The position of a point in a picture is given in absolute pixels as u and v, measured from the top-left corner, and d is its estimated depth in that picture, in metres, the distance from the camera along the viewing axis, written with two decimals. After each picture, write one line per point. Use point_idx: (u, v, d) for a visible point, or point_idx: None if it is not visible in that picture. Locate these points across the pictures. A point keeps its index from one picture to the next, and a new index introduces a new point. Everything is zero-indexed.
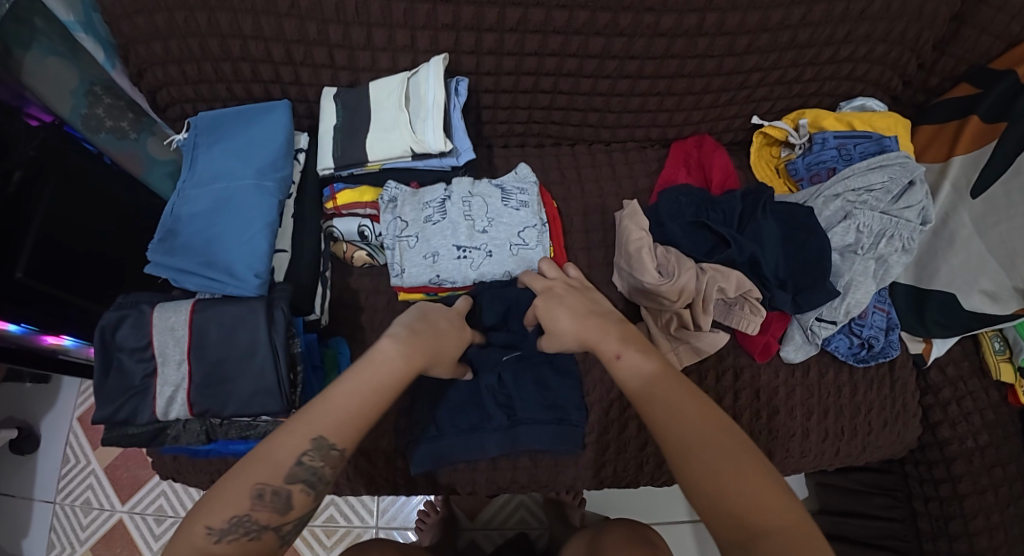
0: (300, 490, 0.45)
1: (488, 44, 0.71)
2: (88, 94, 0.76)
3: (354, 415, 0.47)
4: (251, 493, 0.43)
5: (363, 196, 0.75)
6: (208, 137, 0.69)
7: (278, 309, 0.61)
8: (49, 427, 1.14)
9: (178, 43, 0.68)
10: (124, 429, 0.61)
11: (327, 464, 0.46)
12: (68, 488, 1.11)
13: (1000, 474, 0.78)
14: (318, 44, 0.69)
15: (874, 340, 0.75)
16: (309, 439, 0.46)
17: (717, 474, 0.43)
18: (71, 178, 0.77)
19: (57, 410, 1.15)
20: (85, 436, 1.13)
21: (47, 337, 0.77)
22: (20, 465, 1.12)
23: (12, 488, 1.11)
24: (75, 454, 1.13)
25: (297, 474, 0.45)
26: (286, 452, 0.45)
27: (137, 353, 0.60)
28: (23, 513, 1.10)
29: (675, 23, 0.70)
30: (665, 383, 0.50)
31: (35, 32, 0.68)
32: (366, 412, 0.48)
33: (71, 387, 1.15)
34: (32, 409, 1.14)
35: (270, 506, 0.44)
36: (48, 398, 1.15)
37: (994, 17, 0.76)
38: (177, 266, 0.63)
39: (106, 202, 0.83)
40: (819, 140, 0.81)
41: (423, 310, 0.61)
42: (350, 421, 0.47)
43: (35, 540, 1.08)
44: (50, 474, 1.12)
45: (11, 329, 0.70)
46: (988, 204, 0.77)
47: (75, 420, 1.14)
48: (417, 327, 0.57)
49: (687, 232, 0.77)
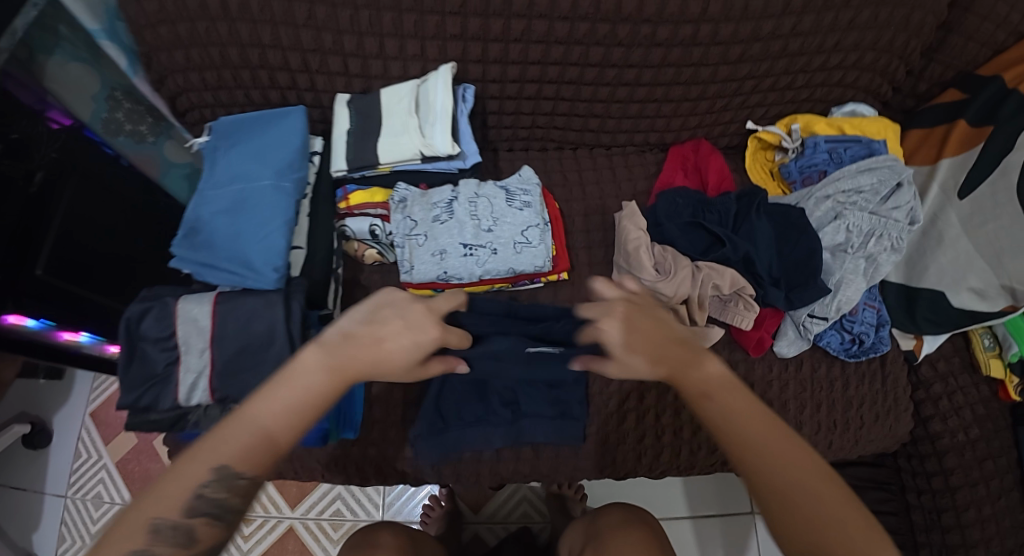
0: (204, 522, 0.44)
1: (494, 53, 0.75)
2: (109, 99, 0.84)
3: (263, 439, 0.45)
4: (146, 528, 0.42)
5: (374, 197, 0.79)
6: (227, 140, 0.73)
7: (295, 301, 0.64)
8: (61, 423, 1.18)
9: (199, 52, 0.72)
10: (147, 415, 0.64)
11: (234, 493, 0.44)
12: (80, 483, 1.14)
13: (991, 467, 0.81)
14: (334, 54, 0.73)
15: (864, 336, 0.77)
16: (211, 468, 0.44)
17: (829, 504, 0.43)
18: (90, 179, 0.81)
19: (69, 406, 1.19)
20: (97, 432, 1.17)
21: (62, 333, 0.81)
22: (33, 460, 1.16)
23: (24, 483, 1.15)
24: (87, 449, 1.16)
25: (198, 507, 0.44)
26: (187, 482, 0.43)
27: (161, 343, 0.64)
28: (35, 506, 1.14)
29: (671, 33, 0.74)
30: (757, 418, 0.47)
31: (60, 40, 0.74)
32: (281, 434, 0.45)
33: (84, 383, 1.20)
34: (45, 406, 1.18)
35: (172, 541, 0.43)
36: (61, 395, 1.19)
37: (980, 25, 0.80)
38: (200, 261, 0.67)
39: (122, 202, 0.86)
40: (811, 144, 0.85)
41: (374, 310, 0.52)
42: (260, 446, 0.45)
43: (45, 534, 1.12)
44: (62, 469, 1.16)
45: (29, 324, 0.73)
46: (975, 204, 0.79)
47: (88, 416, 1.18)
48: (358, 334, 0.50)
49: (684, 232, 0.80)
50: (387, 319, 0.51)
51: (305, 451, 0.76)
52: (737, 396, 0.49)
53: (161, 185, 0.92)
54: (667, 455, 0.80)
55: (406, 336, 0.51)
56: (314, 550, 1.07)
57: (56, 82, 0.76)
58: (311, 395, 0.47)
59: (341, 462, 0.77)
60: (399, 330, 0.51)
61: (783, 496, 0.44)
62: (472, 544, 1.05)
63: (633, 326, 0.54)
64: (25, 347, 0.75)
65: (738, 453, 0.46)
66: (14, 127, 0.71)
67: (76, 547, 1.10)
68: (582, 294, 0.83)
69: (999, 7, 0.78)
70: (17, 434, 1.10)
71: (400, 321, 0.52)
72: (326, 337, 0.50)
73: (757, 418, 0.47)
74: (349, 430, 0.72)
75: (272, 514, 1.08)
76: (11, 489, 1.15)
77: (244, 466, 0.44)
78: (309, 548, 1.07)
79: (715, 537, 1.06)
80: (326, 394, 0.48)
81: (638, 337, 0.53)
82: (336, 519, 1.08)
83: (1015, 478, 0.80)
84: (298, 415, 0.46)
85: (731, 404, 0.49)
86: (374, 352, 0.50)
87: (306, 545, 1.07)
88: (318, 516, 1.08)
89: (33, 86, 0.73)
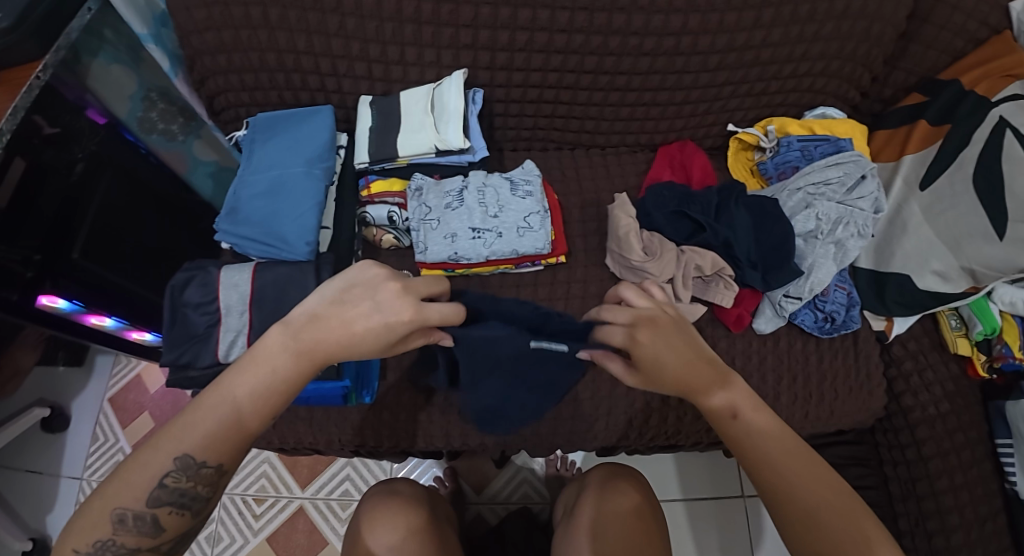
0: (168, 511, 0.50)
1: (500, 61, 0.85)
2: (145, 99, 0.94)
3: (215, 435, 0.49)
4: (112, 517, 0.48)
5: (393, 186, 0.90)
6: (264, 135, 0.85)
7: (323, 270, 0.77)
8: (79, 408, 1.26)
9: (240, 57, 0.83)
10: (186, 372, 0.75)
11: (198, 483, 0.50)
12: (94, 466, 1.22)
13: (961, 438, 0.87)
14: (360, 60, 0.84)
15: (835, 314, 0.87)
16: (173, 460, 0.48)
17: (792, 470, 0.50)
18: (123, 175, 0.92)
19: (88, 393, 1.27)
20: (114, 416, 1.25)
21: (89, 317, 0.89)
22: (50, 444, 1.24)
23: (41, 466, 1.22)
24: (104, 433, 1.24)
25: (162, 497, 0.49)
26: (153, 471, 0.48)
27: (201, 307, 0.75)
28: (51, 488, 1.20)
29: (655, 44, 0.83)
30: (777, 438, 0.51)
31: (104, 42, 0.83)
32: (244, 424, 0.50)
33: (103, 370, 1.28)
34: (64, 393, 1.26)
35: (135, 530, 0.49)
36: (81, 381, 1.28)
37: (938, 35, 0.89)
38: (240, 235, 0.80)
39: (152, 196, 0.98)
40: (784, 143, 0.94)
41: (343, 290, 0.52)
42: (216, 443, 0.49)
43: (59, 514, 1.18)
44: (78, 453, 1.23)
45: (61, 305, 0.82)
46: (935, 195, 0.87)
47: (105, 401, 1.27)
48: (324, 315, 0.51)
49: (670, 220, 0.89)
50: (355, 299, 0.52)
51: (329, 413, 0.85)
52: (759, 412, 0.53)
53: (188, 181, 1.04)
54: (655, 420, 0.87)
55: (375, 317, 0.51)
56: (321, 528, 1.13)
57: (97, 82, 0.85)
58: (265, 393, 0.50)
59: (358, 425, 0.85)
60: (368, 312, 0.51)
61: (800, 504, 0.49)
62: (475, 523, 1.11)
63: (666, 342, 0.56)
64: (55, 325, 0.83)
65: (755, 457, 0.51)
66: (60, 121, 0.80)
67: None
68: (578, 275, 0.92)
69: (954, 17, 0.88)
70: (36, 417, 1.18)
71: (371, 301, 0.52)
72: (292, 317, 0.52)
73: (776, 434, 0.52)
74: (367, 394, 0.82)
75: (283, 494, 1.14)
76: (27, 472, 1.22)
77: (203, 459, 0.49)
78: (317, 526, 1.13)
79: (706, 518, 1.12)
80: (284, 384, 0.50)
81: (668, 356, 0.55)
82: (345, 499, 1.14)
83: (986, 449, 0.87)
84: (252, 415, 0.50)
85: (758, 425, 0.52)
86: (339, 337, 0.51)
87: (314, 523, 1.13)
88: (326, 496, 1.15)
89: (77, 86, 0.80)
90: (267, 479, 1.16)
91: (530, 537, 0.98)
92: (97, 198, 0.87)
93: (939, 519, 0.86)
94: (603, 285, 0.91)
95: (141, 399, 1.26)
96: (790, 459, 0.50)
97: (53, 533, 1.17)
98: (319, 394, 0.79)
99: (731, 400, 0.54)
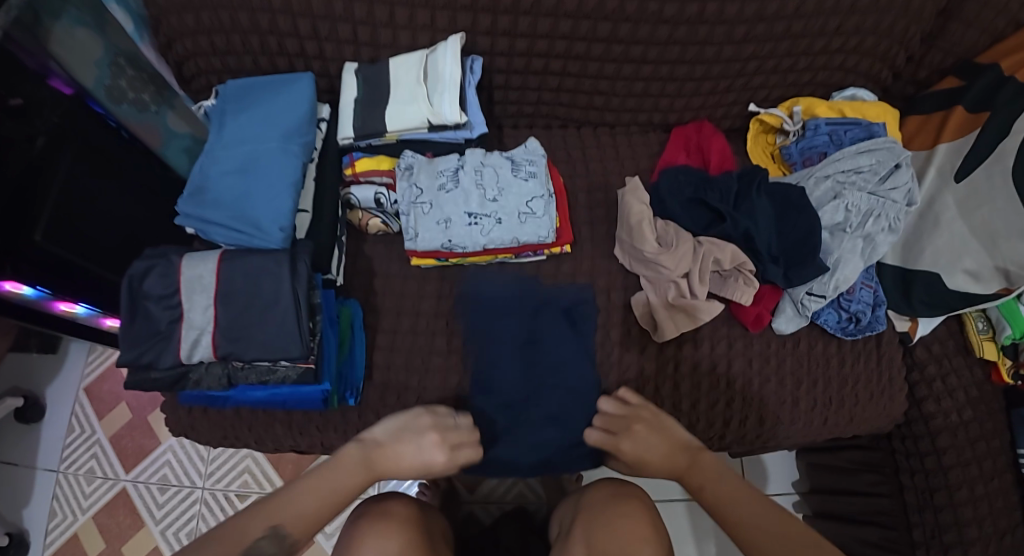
0: None
1: (503, 25, 0.76)
2: (112, 66, 0.79)
3: (311, 510, 0.55)
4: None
5: (380, 164, 0.83)
6: (236, 105, 0.77)
7: (301, 263, 0.68)
8: (54, 396, 1.17)
9: (209, 16, 0.72)
10: (148, 373, 0.68)
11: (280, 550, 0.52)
12: (72, 457, 1.14)
13: (983, 448, 0.82)
14: (343, 21, 0.74)
15: (861, 314, 0.80)
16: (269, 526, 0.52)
17: (726, 497, 0.61)
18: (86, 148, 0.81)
19: (61, 380, 1.18)
20: (91, 406, 1.16)
21: (58, 304, 0.81)
22: (23, 434, 1.15)
23: (13, 458, 1.14)
24: (80, 424, 1.15)
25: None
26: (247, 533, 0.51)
27: (164, 301, 0.68)
28: (27, 481, 1.12)
29: (678, 11, 0.74)
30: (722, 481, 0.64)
31: (66, 3, 0.70)
32: (330, 509, 0.57)
33: (78, 356, 1.19)
34: (37, 381, 1.17)
35: None
36: (56, 367, 1.18)
37: (983, 10, 0.80)
38: (207, 219, 0.73)
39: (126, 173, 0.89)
40: (811, 126, 0.86)
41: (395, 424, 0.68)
42: (311, 517, 0.55)
43: (36, 508, 1.11)
44: (54, 444, 1.15)
45: (25, 291, 0.74)
46: (971, 187, 0.80)
47: (82, 390, 1.17)
48: (385, 441, 0.66)
49: (686, 209, 0.81)
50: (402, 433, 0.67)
51: (311, 416, 0.78)
52: (728, 485, 0.63)
53: (162, 156, 0.90)
54: None
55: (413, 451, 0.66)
56: None
57: (64, 50, 0.72)
58: (350, 490, 0.59)
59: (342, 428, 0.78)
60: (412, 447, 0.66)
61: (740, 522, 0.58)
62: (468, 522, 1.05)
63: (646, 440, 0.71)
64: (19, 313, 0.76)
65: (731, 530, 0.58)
66: (19, 91, 0.70)
67: (67, 523, 1.10)
68: (585, 267, 0.85)
69: None
70: (10, 407, 1.09)
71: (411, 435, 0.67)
72: (364, 438, 0.65)
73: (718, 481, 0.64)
74: (350, 396, 0.76)
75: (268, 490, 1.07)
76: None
77: (287, 534, 0.53)
78: None
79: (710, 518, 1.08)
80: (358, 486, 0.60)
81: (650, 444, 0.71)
82: None
83: (1007, 459, 0.82)
84: (338, 505, 0.58)
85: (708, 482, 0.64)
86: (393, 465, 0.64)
87: None
88: None
89: (36, 51, 0.69)
90: (251, 474, 1.10)
91: (527, 542, 0.90)
92: (60, 175, 0.76)
93: (957, 531, 0.82)
94: (612, 278, 0.85)
95: (117, 389, 1.18)
96: (728, 495, 0.61)
97: (31, 528, 1.09)
98: (298, 397, 0.73)
99: (699, 471, 0.66)
